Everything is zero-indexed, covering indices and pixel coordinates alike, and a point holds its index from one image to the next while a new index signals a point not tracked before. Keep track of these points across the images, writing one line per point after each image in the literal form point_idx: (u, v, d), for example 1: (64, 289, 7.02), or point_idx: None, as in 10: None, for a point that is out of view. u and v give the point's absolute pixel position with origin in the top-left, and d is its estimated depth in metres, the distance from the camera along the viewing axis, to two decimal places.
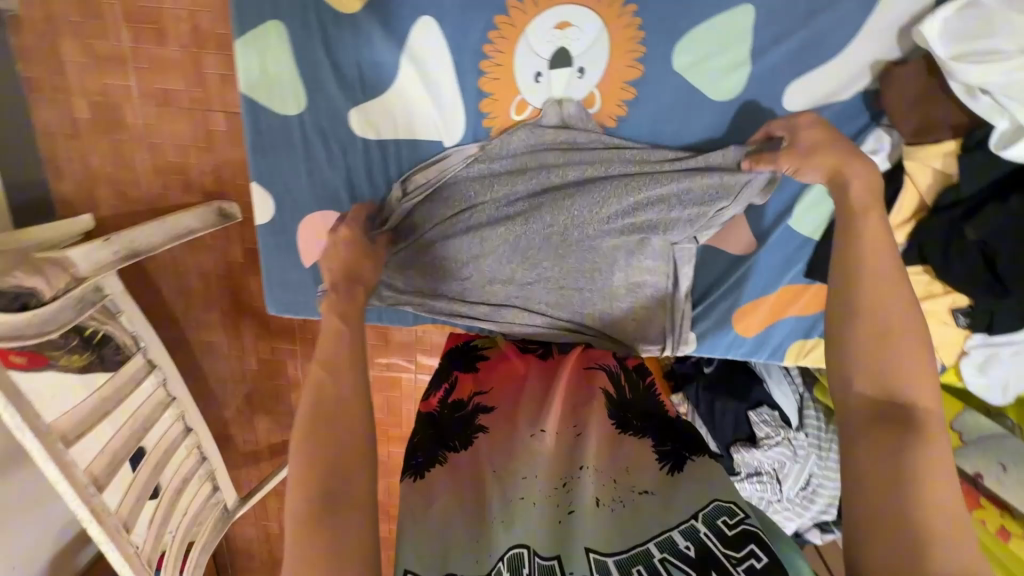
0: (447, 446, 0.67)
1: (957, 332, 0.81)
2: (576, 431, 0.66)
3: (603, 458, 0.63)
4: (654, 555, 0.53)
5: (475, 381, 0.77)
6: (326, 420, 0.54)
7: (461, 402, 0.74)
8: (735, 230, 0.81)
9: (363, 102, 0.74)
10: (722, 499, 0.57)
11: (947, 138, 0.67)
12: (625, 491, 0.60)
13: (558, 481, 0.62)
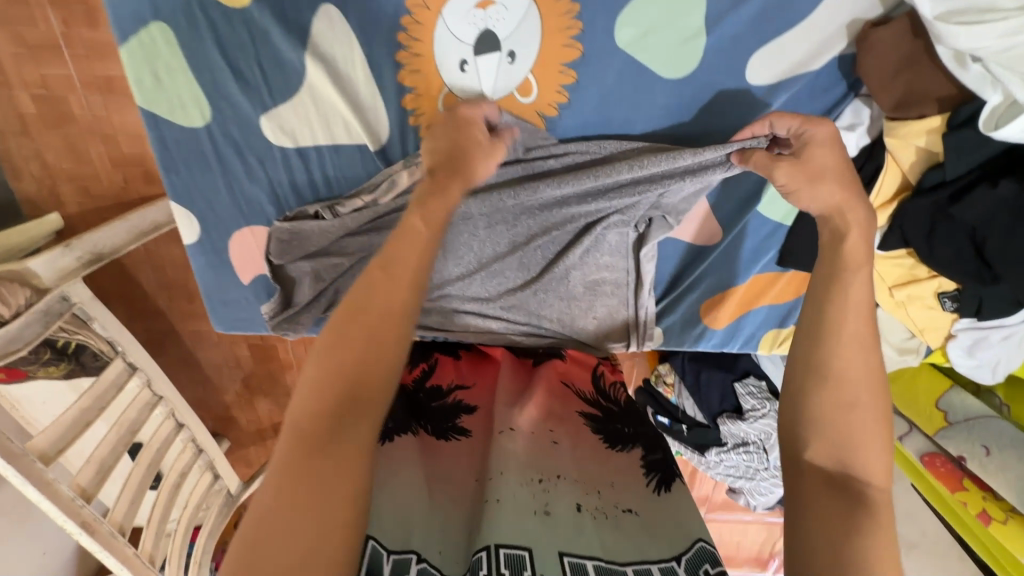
0: (419, 424, 0.66)
1: (944, 316, 0.74)
2: (555, 439, 0.65)
3: (583, 475, 0.62)
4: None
5: (459, 373, 0.76)
6: (355, 347, 0.44)
7: (439, 390, 0.72)
8: (697, 220, 0.74)
9: (272, 107, 0.66)
10: (706, 541, 0.53)
11: (932, 113, 0.58)
12: (609, 505, 0.59)
13: (535, 475, 0.59)
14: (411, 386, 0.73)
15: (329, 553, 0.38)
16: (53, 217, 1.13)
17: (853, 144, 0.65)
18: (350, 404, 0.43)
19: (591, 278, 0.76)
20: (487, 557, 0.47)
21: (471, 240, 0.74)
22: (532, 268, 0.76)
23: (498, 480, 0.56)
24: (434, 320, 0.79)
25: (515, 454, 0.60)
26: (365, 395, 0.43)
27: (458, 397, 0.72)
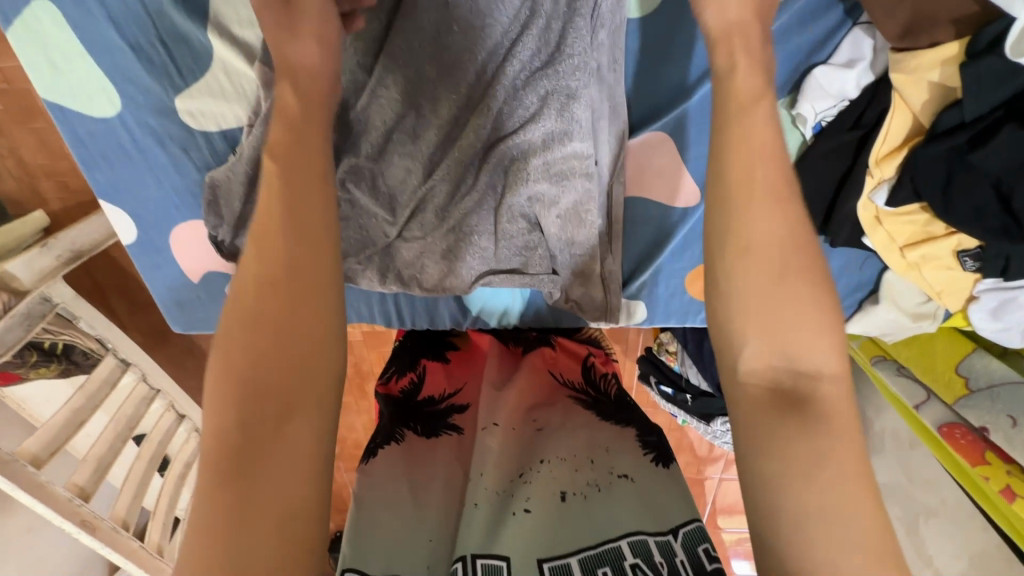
0: (407, 426, 0.64)
1: (963, 278, 0.65)
2: (539, 425, 0.61)
3: (571, 452, 0.56)
4: (625, 558, 0.46)
5: (446, 376, 0.73)
6: (252, 330, 0.37)
7: (432, 399, 0.69)
8: (674, 178, 0.67)
9: (185, 89, 0.59)
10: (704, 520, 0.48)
11: (947, 39, 0.47)
12: (602, 474, 0.54)
13: (515, 471, 0.55)
14: (396, 394, 0.70)
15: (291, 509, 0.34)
16: (36, 214, 1.25)
17: (853, 85, 0.55)
18: (263, 392, 0.36)
19: (560, 172, 0.60)
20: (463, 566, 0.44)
21: (397, 155, 0.61)
22: (483, 173, 0.62)
23: (475, 483, 0.52)
24: (407, 269, 0.71)
25: (491, 453, 0.56)
26: (272, 379, 0.36)
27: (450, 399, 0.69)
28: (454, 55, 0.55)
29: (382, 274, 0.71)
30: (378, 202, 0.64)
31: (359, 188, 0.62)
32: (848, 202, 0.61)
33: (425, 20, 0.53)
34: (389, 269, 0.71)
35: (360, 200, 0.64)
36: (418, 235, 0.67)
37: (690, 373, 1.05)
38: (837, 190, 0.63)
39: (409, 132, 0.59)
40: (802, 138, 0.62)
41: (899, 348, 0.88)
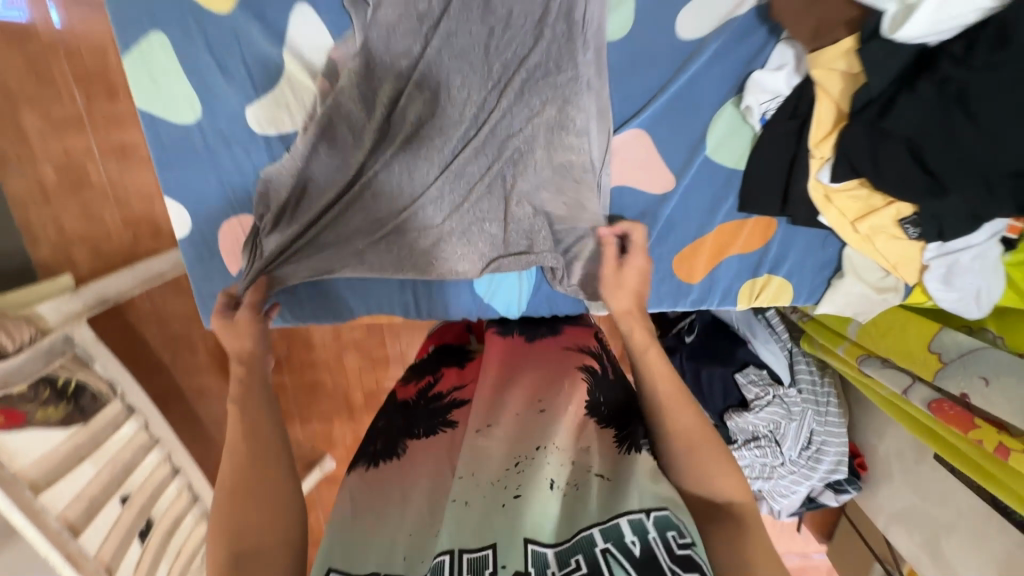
0: (411, 432, 0.80)
1: (910, 246, 0.76)
2: (541, 407, 0.72)
3: (560, 442, 0.67)
4: (598, 544, 0.54)
5: (458, 377, 0.92)
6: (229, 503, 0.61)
7: (439, 394, 0.87)
8: (652, 169, 0.78)
9: (256, 99, 0.74)
10: (672, 511, 0.58)
11: (844, 36, 0.63)
12: (581, 475, 0.64)
13: (513, 459, 0.65)
14: (413, 397, 0.89)
15: None
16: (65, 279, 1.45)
17: (784, 83, 0.70)
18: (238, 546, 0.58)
19: (559, 162, 0.76)
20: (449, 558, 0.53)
21: (427, 150, 0.75)
22: (498, 166, 0.76)
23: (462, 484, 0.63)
24: (425, 260, 0.82)
25: (490, 459, 0.65)
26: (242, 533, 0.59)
27: (456, 396, 0.86)
28: (466, 74, 0.72)
29: (403, 265, 0.82)
30: (406, 194, 0.78)
31: (391, 179, 0.77)
32: (800, 181, 0.73)
33: (456, 44, 0.70)
34: (409, 256, 0.82)
35: (392, 191, 0.77)
36: (438, 222, 0.80)
37: None
38: (788, 175, 0.74)
39: (437, 131, 0.74)
40: (753, 131, 0.75)
41: (875, 344, 0.94)
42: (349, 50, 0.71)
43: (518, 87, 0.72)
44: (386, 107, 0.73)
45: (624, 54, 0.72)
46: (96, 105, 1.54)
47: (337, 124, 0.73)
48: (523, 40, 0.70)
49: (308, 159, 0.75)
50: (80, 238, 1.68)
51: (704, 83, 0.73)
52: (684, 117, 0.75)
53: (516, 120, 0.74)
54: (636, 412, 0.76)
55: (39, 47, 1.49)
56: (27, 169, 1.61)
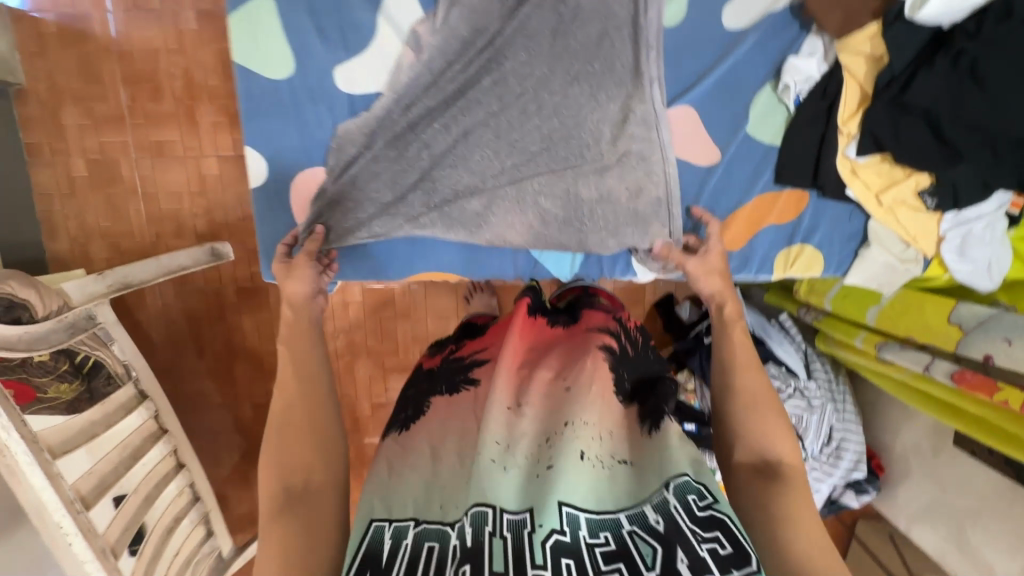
0: (436, 391, 0.89)
1: (929, 217, 0.84)
2: (567, 385, 0.81)
3: (590, 418, 0.75)
4: (624, 524, 0.65)
5: (478, 343, 1.04)
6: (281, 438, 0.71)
7: (461, 356, 0.99)
8: (698, 143, 0.86)
9: (346, 61, 0.81)
10: (691, 476, 0.67)
11: (869, 23, 0.74)
12: (608, 453, 0.73)
13: (543, 436, 0.74)
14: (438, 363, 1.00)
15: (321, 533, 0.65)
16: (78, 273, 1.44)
17: (815, 68, 0.80)
18: (288, 471, 0.69)
19: (622, 149, 0.85)
20: (492, 512, 0.64)
21: (489, 118, 0.83)
22: (554, 140, 0.84)
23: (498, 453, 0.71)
24: (471, 221, 0.87)
25: (522, 431, 0.74)
26: (291, 462, 0.69)
27: (479, 355, 0.96)
28: (537, 53, 0.82)
29: (450, 225, 0.86)
30: (464, 156, 0.84)
31: (461, 143, 0.84)
32: (830, 157, 0.83)
33: (530, 27, 0.81)
34: (470, 219, 0.87)
35: (450, 153, 0.84)
36: (501, 186, 0.86)
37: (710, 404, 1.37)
38: (818, 152, 0.84)
39: (507, 101, 0.83)
40: (787, 112, 0.85)
41: (895, 326, 1.01)
42: (432, 26, 0.80)
43: (583, 67, 0.82)
44: (456, 77, 0.82)
45: (676, 39, 0.83)
46: (139, 104, 1.60)
47: (416, 90, 0.82)
48: (590, 27, 0.81)
49: (388, 120, 0.83)
50: (100, 233, 1.69)
51: (746, 67, 0.83)
52: (727, 96, 0.84)
53: (580, 95, 0.83)
54: (655, 390, 0.84)
55: (92, 48, 1.56)
56: (58, 163, 1.63)
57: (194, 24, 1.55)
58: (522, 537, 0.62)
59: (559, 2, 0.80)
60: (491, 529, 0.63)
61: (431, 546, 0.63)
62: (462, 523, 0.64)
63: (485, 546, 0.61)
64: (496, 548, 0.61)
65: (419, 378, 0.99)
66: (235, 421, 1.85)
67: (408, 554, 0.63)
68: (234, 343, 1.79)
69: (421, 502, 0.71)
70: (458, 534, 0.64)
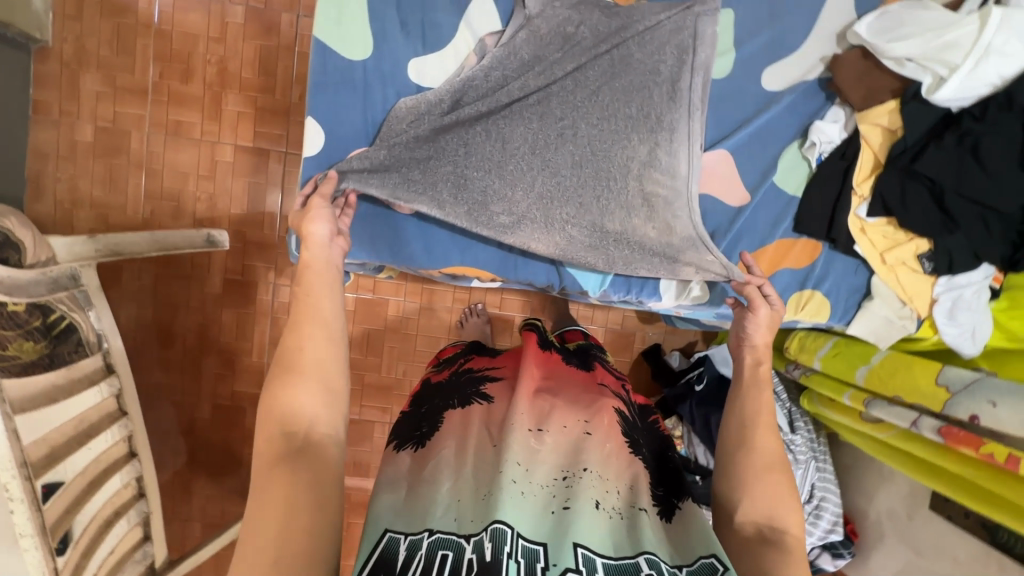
0: (449, 405, 0.82)
1: (925, 279, 0.93)
2: (587, 429, 0.76)
3: (606, 471, 0.72)
4: (643, 568, 0.61)
5: (490, 360, 0.99)
6: (289, 384, 0.64)
7: (472, 371, 0.93)
8: (731, 184, 0.94)
9: (422, 55, 0.86)
10: (708, 557, 0.63)
11: (889, 99, 0.86)
12: (626, 508, 0.70)
13: (560, 474, 0.70)
14: (445, 377, 0.93)
15: (325, 496, 0.59)
16: None
17: (837, 133, 0.91)
18: (289, 425, 0.63)
19: (648, 189, 0.89)
20: (505, 527, 0.59)
21: (529, 133, 0.87)
22: (585, 167, 0.88)
23: (522, 475, 0.67)
24: (496, 227, 0.89)
25: (544, 458, 0.71)
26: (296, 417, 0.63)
27: (491, 372, 0.92)
28: (590, 82, 0.87)
29: (474, 229, 0.88)
30: (500, 163, 0.86)
31: (500, 149, 0.86)
32: (843, 214, 0.91)
33: (590, 57, 0.87)
34: (495, 224, 0.88)
35: (487, 157, 0.86)
36: (530, 199, 0.88)
37: (697, 452, 1.39)
38: (834, 207, 0.92)
39: (553, 120, 0.87)
40: (808, 168, 0.94)
41: (881, 386, 1.05)
42: (500, 39, 0.87)
43: (629, 104, 0.88)
44: (508, 88, 0.86)
45: (722, 90, 0.92)
46: (166, 82, 1.59)
47: (472, 91, 0.86)
48: (643, 69, 0.88)
49: (437, 113, 0.86)
50: (91, 202, 1.61)
51: (782, 124, 0.93)
52: (761, 147, 0.93)
53: (621, 130, 0.88)
54: (670, 472, 0.80)
55: (131, 21, 1.56)
56: (64, 125, 1.57)
57: (241, 19, 1.58)
58: (533, 568, 0.58)
59: (613, 47, 0.87)
60: (509, 549, 0.57)
61: (445, 556, 0.58)
62: (481, 537, 0.59)
63: (502, 565, 0.56)
64: (511, 571, 0.56)
65: (421, 393, 0.91)
66: (190, 422, 1.71)
67: (422, 561, 0.57)
68: (209, 337, 1.69)
69: (451, 511, 0.64)
70: (475, 548, 0.58)
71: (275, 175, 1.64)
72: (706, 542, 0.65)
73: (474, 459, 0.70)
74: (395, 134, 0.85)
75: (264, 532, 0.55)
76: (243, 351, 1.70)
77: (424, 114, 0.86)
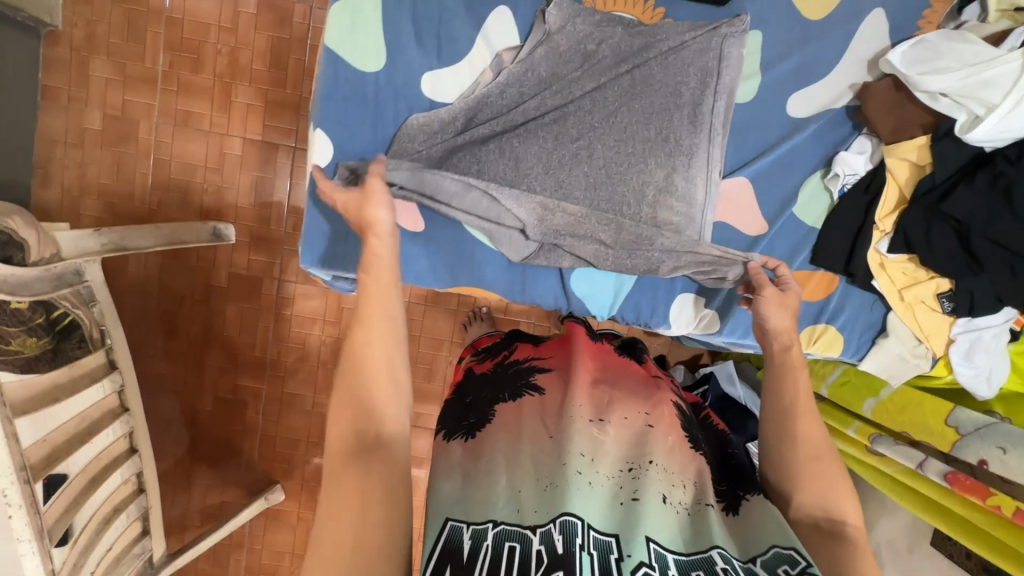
0: (499, 398, 0.78)
1: (943, 320, 0.90)
2: (649, 421, 0.74)
3: (671, 465, 0.69)
4: (716, 561, 0.59)
5: (534, 348, 0.91)
6: (358, 378, 0.62)
7: (518, 359, 0.87)
8: (749, 211, 0.91)
9: (437, 68, 0.84)
10: (781, 546, 0.61)
11: (919, 135, 0.82)
12: (693, 502, 0.68)
13: (626, 465, 0.69)
14: (489, 367, 0.88)
15: (397, 488, 0.56)
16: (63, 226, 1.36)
17: (862, 165, 0.88)
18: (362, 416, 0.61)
19: (663, 215, 0.86)
20: (563, 524, 0.58)
21: (543, 152, 0.84)
22: (600, 190, 0.85)
23: (588, 466, 0.66)
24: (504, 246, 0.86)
25: (607, 450, 0.69)
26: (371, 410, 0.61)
27: (538, 362, 0.84)
28: (609, 103, 0.84)
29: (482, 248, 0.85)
30: (513, 182, 0.83)
31: (513, 167, 0.83)
32: (862, 248, 0.89)
33: (610, 76, 0.84)
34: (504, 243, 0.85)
35: (500, 175, 0.83)
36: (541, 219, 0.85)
37: None
38: (853, 241, 0.89)
39: (568, 140, 0.84)
40: (830, 200, 0.91)
41: (893, 420, 1.03)
42: (517, 55, 0.84)
43: (648, 126, 0.85)
44: (524, 107, 0.83)
45: (745, 115, 0.89)
46: (176, 72, 1.57)
47: (486, 107, 0.84)
48: (665, 88, 0.85)
49: (450, 128, 0.84)
50: (98, 190, 1.59)
51: (806, 153, 0.90)
52: (781, 177, 0.91)
53: (638, 153, 0.85)
54: (736, 466, 0.77)
55: (142, 8, 1.54)
56: (73, 111, 1.55)
57: (253, 10, 1.55)
58: (607, 560, 0.58)
59: (634, 66, 0.84)
60: (581, 542, 0.58)
61: (512, 548, 0.57)
62: (549, 529, 0.59)
63: (576, 559, 0.56)
64: (585, 565, 0.56)
65: (466, 383, 0.87)
66: (192, 413, 1.71)
67: (490, 554, 0.57)
68: (213, 330, 1.68)
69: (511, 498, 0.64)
70: (544, 540, 0.58)
71: (284, 169, 1.62)
72: (782, 535, 0.62)
73: (531, 450, 0.68)
74: (406, 150, 0.83)
75: (340, 526, 0.53)
76: (245, 345, 1.69)
77: (435, 129, 0.84)
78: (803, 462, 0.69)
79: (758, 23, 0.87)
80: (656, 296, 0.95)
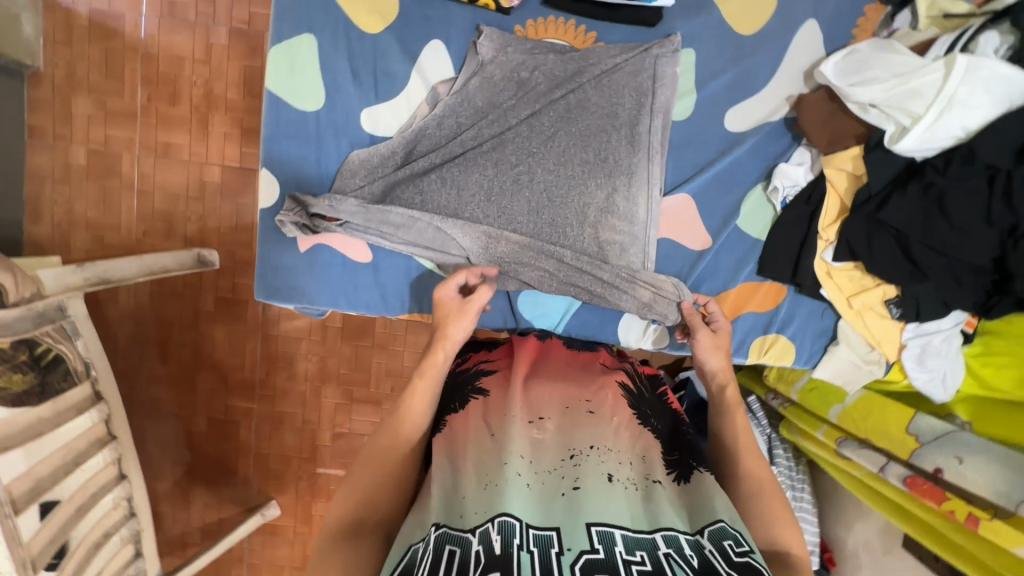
0: (447, 409, 0.75)
1: (892, 325, 0.90)
2: (589, 407, 0.71)
3: (614, 444, 0.67)
4: (660, 547, 0.54)
5: (486, 354, 0.88)
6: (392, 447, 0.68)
7: (467, 367, 0.84)
8: (691, 227, 0.93)
9: (375, 104, 0.87)
10: (727, 523, 0.58)
11: (853, 145, 0.83)
12: (640, 478, 0.64)
13: (566, 453, 0.65)
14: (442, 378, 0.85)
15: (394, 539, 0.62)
16: (50, 260, 1.41)
17: (802, 176, 0.89)
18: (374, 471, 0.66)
19: (605, 236, 0.87)
20: (497, 524, 0.53)
21: (484, 180, 0.86)
22: (542, 213, 0.86)
23: (519, 458, 0.62)
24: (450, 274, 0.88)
25: (546, 445, 0.66)
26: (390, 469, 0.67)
27: (486, 365, 0.83)
28: (546, 128, 0.86)
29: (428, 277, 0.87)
30: (455, 212, 0.86)
31: (454, 197, 0.86)
32: (807, 258, 0.89)
33: (545, 101, 0.85)
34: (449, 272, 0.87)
35: (442, 205, 0.86)
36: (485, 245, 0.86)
37: None
38: (798, 252, 0.90)
39: (507, 167, 0.86)
40: (773, 212, 0.92)
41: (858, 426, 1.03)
42: (452, 87, 0.87)
43: (586, 149, 0.86)
44: (461, 138, 0.86)
45: (682, 132, 0.91)
46: (155, 105, 1.61)
47: (426, 139, 0.87)
48: (600, 111, 0.86)
49: (392, 162, 0.87)
50: (85, 223, 1.63)
51: (745, 168, 0.91)
52: (721, 192, 0.92)
53: (577, 176, 0.86)
54: (687, 438, 0.74)
55: (119, 45, 1.58)
56: (59, 149, 1.61)
57: (225, 40, 1.59)
58: (546, 556, 0.52)
59: (568, 91, 0.85)
60: (518, 542, 0.52)
61: (452, 552, 0.52)
62: (487, 529, 0.53)
63: (513, 558, 0.51)
64: (524, 565, 0.50)
65: None
66: (186, 435, 1.75)
67: (427, 563, 0.51)
68: (202, 353, 1.72)
69: (447, 507, 0.59)
70: (481, 540, 0.53)
71: None
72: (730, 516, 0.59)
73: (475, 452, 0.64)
74: (348, 187, 0.86)
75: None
76: (234, 367, 1.73)
77: (377, 164, 0.87)
78: (735, 474, 0.70)
79: (689, 42, 0.88)
80: (603, 315, 0.97)
